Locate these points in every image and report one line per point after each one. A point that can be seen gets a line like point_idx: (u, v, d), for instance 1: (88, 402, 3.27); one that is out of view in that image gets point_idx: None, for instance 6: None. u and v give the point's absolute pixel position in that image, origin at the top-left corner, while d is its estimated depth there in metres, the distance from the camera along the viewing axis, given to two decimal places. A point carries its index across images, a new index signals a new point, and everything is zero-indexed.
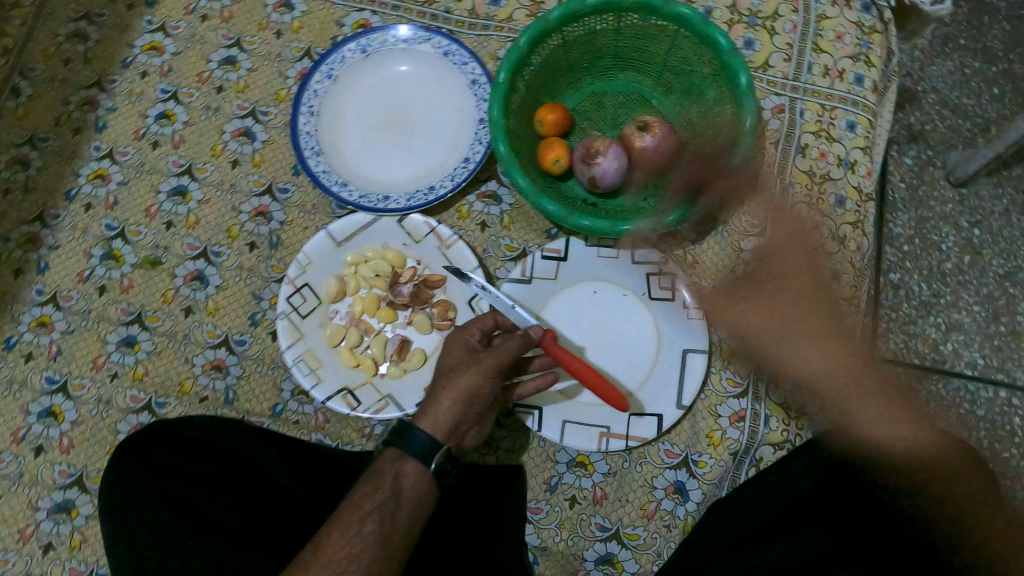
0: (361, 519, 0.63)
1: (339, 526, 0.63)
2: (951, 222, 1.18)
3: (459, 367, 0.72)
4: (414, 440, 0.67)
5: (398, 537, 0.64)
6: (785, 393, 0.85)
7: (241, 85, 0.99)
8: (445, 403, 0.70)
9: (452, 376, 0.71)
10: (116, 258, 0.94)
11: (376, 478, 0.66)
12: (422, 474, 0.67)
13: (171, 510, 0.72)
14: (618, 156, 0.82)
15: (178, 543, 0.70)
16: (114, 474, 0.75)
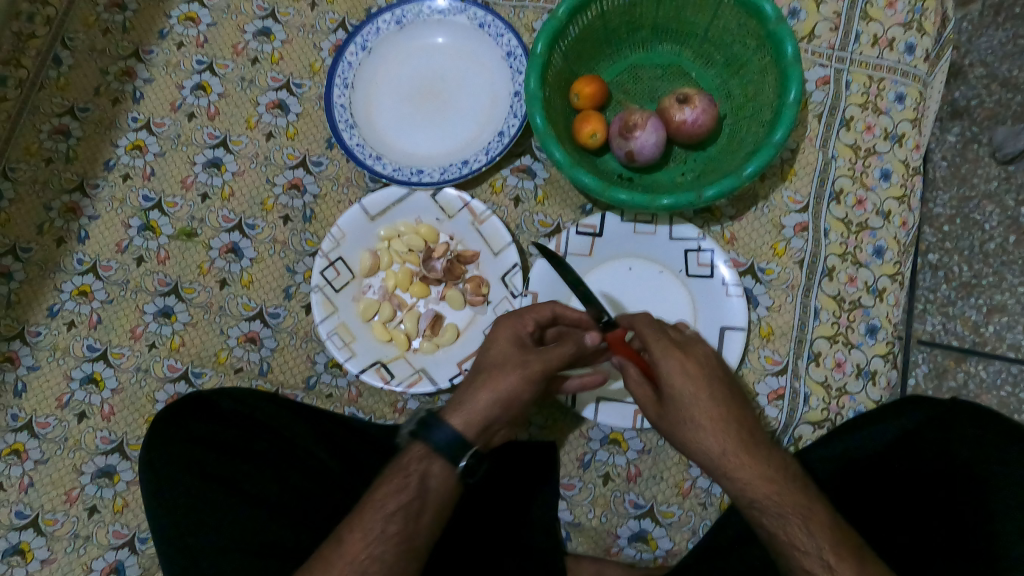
0: (385, 518, 0.61)
1: (361, 524, 0.61)
2: (995, 201, 1.11)
3: (504, 364, 0.70)
4: (440, 436, 0.65)
5: (420, 538, 0.62)
6: (826, 371, 0.82)
7: (275, 56, 0.99)
8: (483, 402, 0.68)
9: (498, 374, 0.69)
10: (153, 230, 0.95)
11: (402, 476, 0.64)
12: (449, 473, 0.65)
13: (213, 487, 0.74)
14: (656, 129, 0.80)
15: (223, 521, 0.72)
16: (153, 451, 0.75)
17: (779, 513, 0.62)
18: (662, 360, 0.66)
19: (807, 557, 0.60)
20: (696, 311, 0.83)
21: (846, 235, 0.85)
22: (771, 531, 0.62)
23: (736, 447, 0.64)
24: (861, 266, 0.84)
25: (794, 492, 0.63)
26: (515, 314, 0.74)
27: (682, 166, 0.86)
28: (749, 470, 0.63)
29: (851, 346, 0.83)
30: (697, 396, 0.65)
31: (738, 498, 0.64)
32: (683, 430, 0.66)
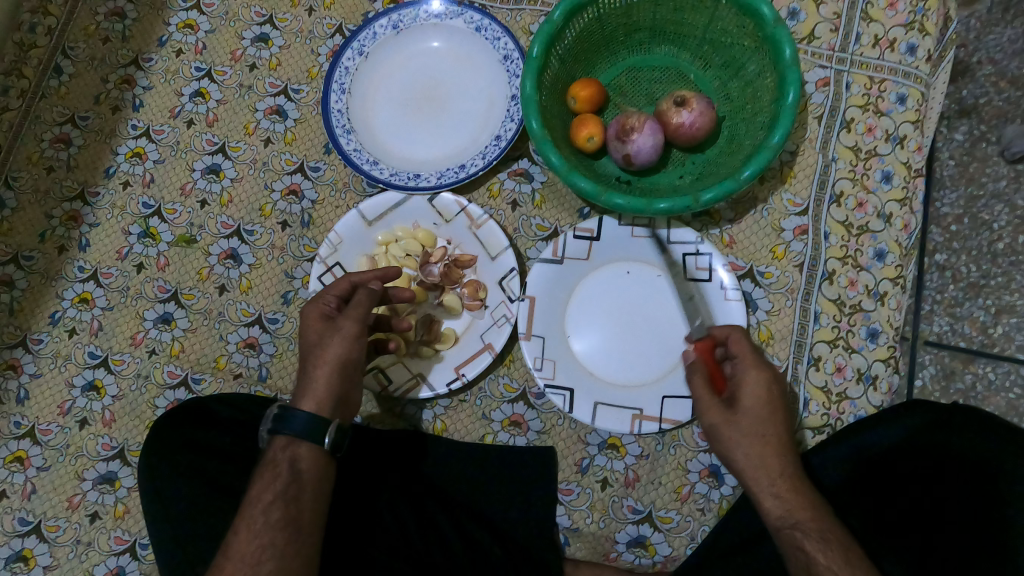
0: (264, 509, 0.64)
1: (246, 523, 0.64)
2: (1004, 200, 1.11)
3: (322, 340, 0.72)
4: (295, 422, 0.68)
5: (307, 517, 0.66)
6: (826, 376, 0.82)
7: (274, 62, 0.99)
8: (322, 377, 0.70)
9: (319, 352, 0.71)
10: (153, 236, 0.95)
11: (272, 467, 0.67)
12: (317, 452, 0.69)
13: (204, 487, 0.73)
14: (653, 132, 0.80)
15: (212, 520, 0.71)
16: (150, 448, 0.76)
17: (823, 537, 0.62)
18: (750, 379, 0.69)
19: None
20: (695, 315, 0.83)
21: (847, 237, 0.84)
22: (810, 553, 0.62)
23: (792, 473, 0.67)
24: (862, 269, 0.83)
25: (833, 525, 0.64)
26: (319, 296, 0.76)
27: (681, 169, 0.86)
28: (800, 494, 0.66)
29: (852, 350, 0.82)
30: (773, 417, 0.68)
31: (780, 518, 0.65)
32: (747, 448, 0.68)
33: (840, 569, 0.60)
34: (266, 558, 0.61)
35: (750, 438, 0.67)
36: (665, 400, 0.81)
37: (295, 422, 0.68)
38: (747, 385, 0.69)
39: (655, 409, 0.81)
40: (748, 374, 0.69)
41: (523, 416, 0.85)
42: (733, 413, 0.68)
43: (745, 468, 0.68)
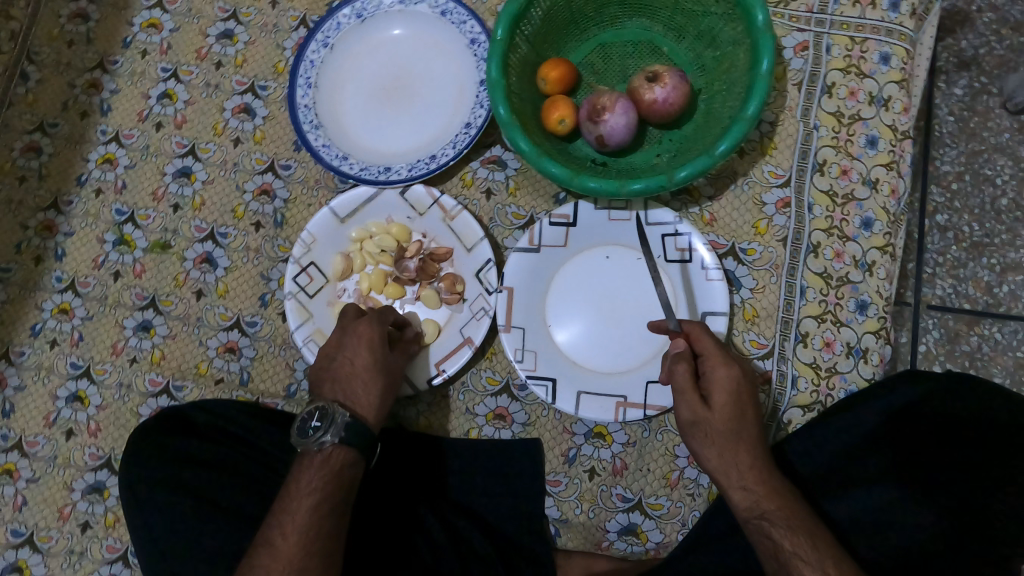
0: (320, 517, 0.66)
1: (293, 527, 0.65)
2: (1008, 153, 1.15)
3: (397, 367, 0.77)
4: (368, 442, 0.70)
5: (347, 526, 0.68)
6: (814, 353, 0.79)
7: (239, 59, 0.96)
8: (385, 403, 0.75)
9: (392, 378, 0.76)
10: (128, 243, 0.94)
11: (326, 474, 0.67)
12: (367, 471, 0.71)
13: (195, 500, 0.73)
14: (625, 110, 0.77)
15: (206, 534, 0.71)
16: (135, 470, 0.75)
17: (790, 525, 0.63)
18: (720, 372, 0.68)
19: (807, 567, 0.60)
20: (678, 296, 0.80)
21: (831, 208, 0.81)
22: (777, 541, 0.62)
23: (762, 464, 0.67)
24: (848, 240, 0.81)
25: (800, 510, 0.65)
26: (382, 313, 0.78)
27: (658, 147, 0.83)
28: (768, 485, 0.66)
29: (841, 324, 0.79)
30: (742, 411, 0.68)
31: (748, 509, 0.65)
32: (717, 441, 0.67)
33: (805, 557, 0.60)
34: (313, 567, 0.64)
35: (721, 430, 0.67)
36: (649, 386, 0.79)
37: (364, 438, 0.69)
38: (716, 378, 0.68)
39: (640, 396, 0.79)
40: (715, 366, 0.68)
41: (508, 409, 0.84)
42: (706, 409, 0.68)
43: (714, 460, 0.67)
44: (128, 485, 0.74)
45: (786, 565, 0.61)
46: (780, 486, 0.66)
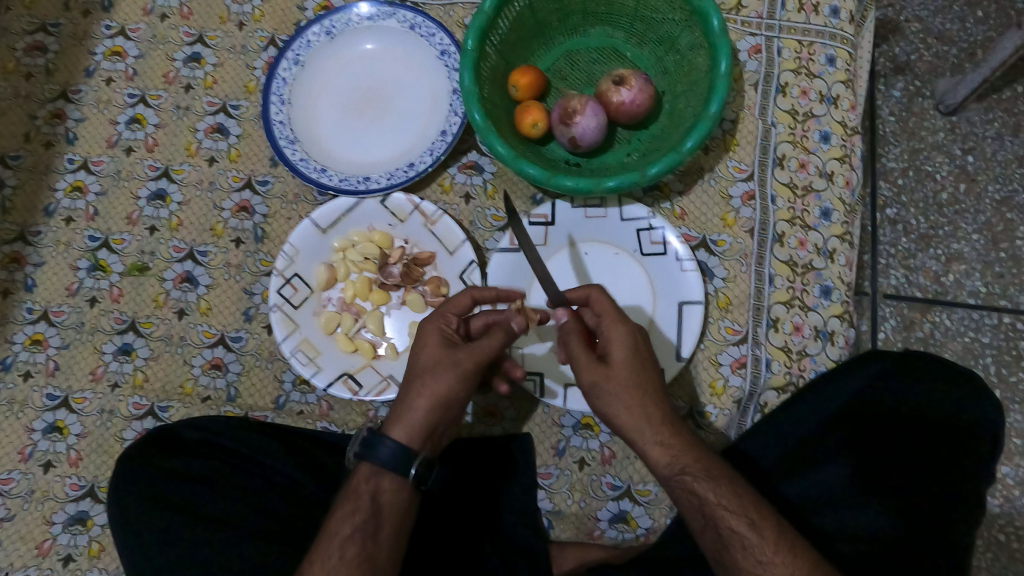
0: (343, 543, 0.65)
1: (321, 554, 0.65)
2: (944, 151, 1.23)
3: (434, 368, 0.72)
4: (390, 455, 0.68)
5: (382, 552, 0.66)
6: (785, 336, 0.83)
7: (209, 81, 0.98)
8: (422, 409, 0.71)
9: (428, 379, 0.71)
10: (103, 269, 0.93)
11: (353, 500, 0.68)
12: (399, 487, 0.69)
13: (197, 517, 0.72)
14: (595, 112, 0.81)
15: (215, 551, 0.70)
16: (123, 495, 0.73)
17: (709, 476, 0.66)
18: (618, 330, 0.69)
19: (732, 515, 0.64)
20: (655, 287, 0.84)
21: (793, 199, 0.86)
22: (702, 495, 0.65)
23: (671, 418, 0.68)
24: (810, 229, 0.86)
25: (716, 460, 0.68)
26: (438, 313, 0.76)
27: (627, 147, 0.87)
28: (681, 439, 0.67)
29: (808, 308, 0.84)
30: (641, 366, 0.68)
31: (668, 466, 0.66)
32: (622, 399, 0.67)
33: (728, 503, 0.64)
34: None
35: (624, 387, 0.67)
36: None
37: (391, 457, 0.68)
38: (615, 337, 0.69)
39: None
40: (614, 323, 0.69)
41: (497, 406, 0.86)
42: (605, 369, 0.68)
43: (624, 419, 0.68)
44: (117, 512, 0.73)
45: (712, 516, 0.64)
46: (689, 436, 0.68)
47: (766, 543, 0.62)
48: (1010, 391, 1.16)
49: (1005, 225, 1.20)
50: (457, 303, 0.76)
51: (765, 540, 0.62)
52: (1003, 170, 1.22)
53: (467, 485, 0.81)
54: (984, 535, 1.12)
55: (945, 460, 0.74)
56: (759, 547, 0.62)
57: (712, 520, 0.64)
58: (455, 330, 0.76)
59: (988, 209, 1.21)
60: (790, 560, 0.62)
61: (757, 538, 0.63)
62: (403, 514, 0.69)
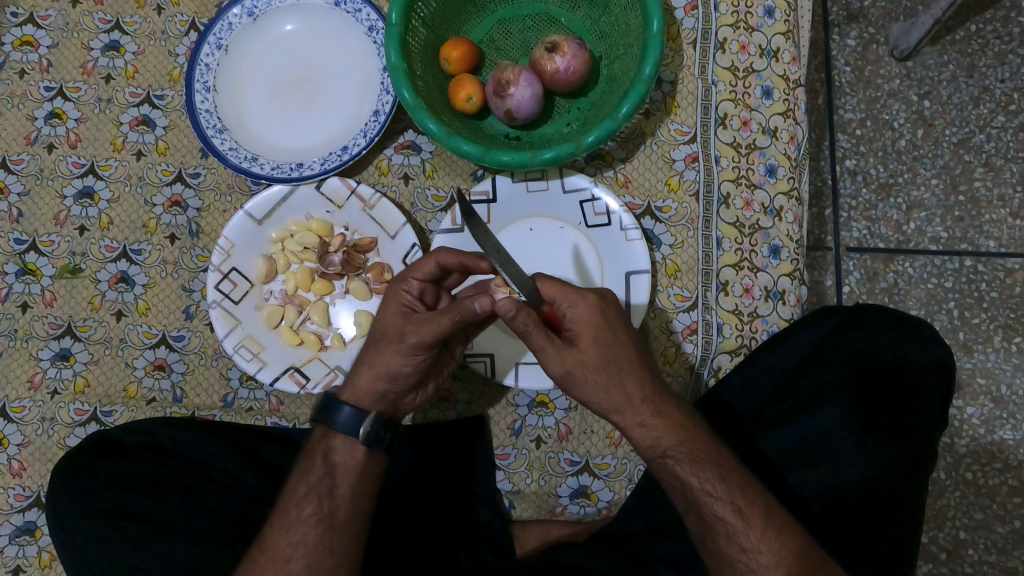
0: (299, 502, 0.65)
1: (280, 517, 0.66)
2: (900, 98, 1.22)
3: (382, 340, 0.68)
4: (341, 417, 0.67)
5: (343, 511, 0.66)
6: (735, 300, 0.82)
7: (130, 70, 0.93)
8: (365, 377, 0.68)
9: (376, 351, 0.68)
10: (34, 272, 0.90)
11: (309, 459, 0.68)
12: (352, 445, 0.67)
13: (141, 524, 0.70)
14: (529, 83, 0.77)
15: (161, 557, 0.68)
16: (62, 512, 0.72)
17: (693, 460, 0.64)
18: (580, 310, 0.63)
19: (717, 500, 0.63)
20: (601, 259, 0.83)
21: (737, 159, 0.85)
22: (685, 479, 0.64)
23: (653, 396, 0.65)
24: (755, 188, 0.84)
25: (703, 439, 0.65)
26: (400, 279, 0.71)
27: (567, 117, 0.84)
28: (664, 419, 0.65)
29: (757, 269, 0.83)
30: (613, 343, 0.64)
31: (650, 448, 0.65)
32: (598, 382, 0.64)
33: (714, 489, 0.63)
34: (296, 556, 0.63)
35: (596, 369, 0.63)
36: None
37: (346, 423, 0.67)
38: (579, 317, 0.63)
39: None
40: (576, 300, 0.64)
41: (450, 391, 0.84)
42: (577, 354, 0.63)
43: (605, 403, 0.64)
44: (58, 531, 0.71)
45: (697, 501, 0.63)
46: (678, 414, 0.65)
47: (752, 529, 0.61)
48: (973, 334, 1.16)
49: (963, 168, 1.20)
50: (419, 267, 0.71)
51: (751, 526, 0.62)
52: (959, 113, 1.20)
53: (430, 470, 0.80)
54: (953, 475, 1.13)
55: (900, 410, 0.73)
56: (744, 534, 0.61)
57: (697, 505, 0.64)
58: (417, 295, 0.71)
59: (946, 152, 1.20)
60: (777, 546, 0.61)
61: (743, 524, 0.62)
62: (360, 473, 0.67)
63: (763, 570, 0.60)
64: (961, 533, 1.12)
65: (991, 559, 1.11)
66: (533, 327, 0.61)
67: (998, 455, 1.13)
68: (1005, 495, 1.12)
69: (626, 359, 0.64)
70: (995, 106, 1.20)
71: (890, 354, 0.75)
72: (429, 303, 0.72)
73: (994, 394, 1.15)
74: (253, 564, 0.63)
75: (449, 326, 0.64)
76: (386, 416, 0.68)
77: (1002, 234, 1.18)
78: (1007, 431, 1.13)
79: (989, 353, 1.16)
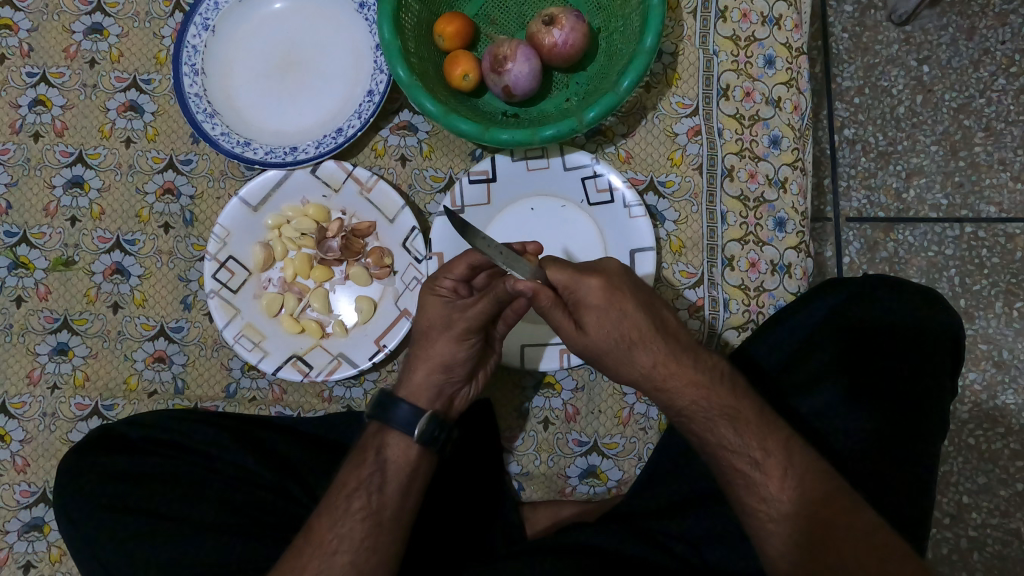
0: (348, 495, 0.65)
1: (329, 506, 0.64)
2: (899, 64, 1.20)
3: (430, 332, 0.68)
4: (398, 415, 0.67)
5: (390, 508, 0.65)
6: (741, 274, 0.82)
7: (114, 54, 0.90)
8: (421, 373, 0.68)
9: (426, 342, 0.68)
10: (25, 265, 0.88)
11: (362, 452, 0.67)
12: (406, 444, 0.67)
13: (153, 518, 0.70)
14: (527, 58, 0.75)
15: (175, 549, 0.68)
16: (71, 508, 0.71)
17: (709, 415, 0.64)
18: (584, 290, 0.62)
19: (735, 454, 0.63)
20: (604, 238, 0.82)
21: (740, 131, 0.83)
22: (702, 435, 0.65)
23: (667, 359, 0.64)
24: (759, 159, 0.83)
25: (721, 393, 0.64)
26: (433, 278, 0.69)
27: (566, 92, 0.82)
28: (677, 379, 0.64)
29: (762, 243, 0.82)
30: (624, 316, 0.63)
31: (668, 407, 0.66)
32: (614, 356, 0.65)
33: (732, 442, 0.63)
34: (343, 549, 0.62)
35: (611, 345, 0.64)
36: None
37: (405, 421, 0.67)
38: (583, 297, 0.63)
39: None
40: (578, 281, 0.63)
41: None
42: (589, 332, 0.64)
43: (623, 372, 0.66)
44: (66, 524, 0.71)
45: (715, 454, 0.64)
46: (694, 367, 0.65)
47: (771, 480, 0.61)
48: (975, 300, 1.16)
49: (963, 133, 1.18)
50: (450, 266, 0.68)
51: (771, 477, 0.61)
52: (959, 77, 1.19)
53: (467, 470, 0.79)
54: (955, 441, 1.13)
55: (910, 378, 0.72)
56: (764, 485, 0.61)
57: (715, 459, 0.65)
58: (454, 290, 0.68)
59: (945, 118, 1.18)
60: (797, 494, 0.61)
61: (762, 476, 0.62)
62: (412, 473, 0.67)
63: (782, 518, 0.61)
64: (964, 498, 1.12)
65: (993, 521, 1.11)
66: (550, 308, 0.62)
67: (1000, 420, 1.13)
68: (1007, 458, 1.13)
69: (638, 331, 0.63)
70: (996, 69, 1.18)
71: (896, 320, 0.74)
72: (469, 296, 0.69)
73: (995, 359, 1.15)
74: (297, 554, 0.62)
75: (493, 307, 0.64)
76: (441, 416, 0.67)
77: (1003, 198, 1.17)
78: (1009, 395, 1.13)
79: (991, 319, 1.15)
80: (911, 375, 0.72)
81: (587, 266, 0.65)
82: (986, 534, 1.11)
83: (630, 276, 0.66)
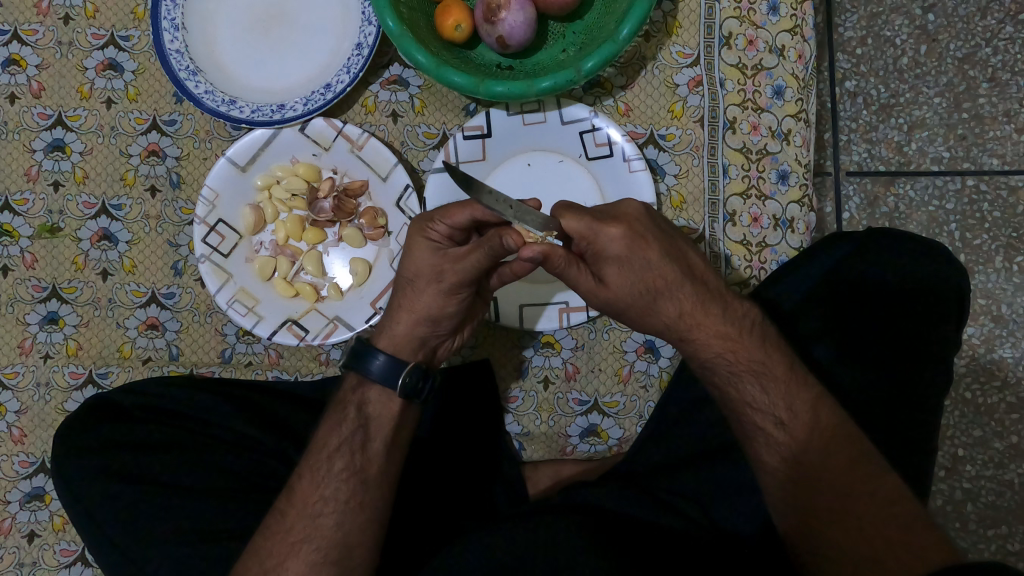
0: (331, 455, 0.63)
1: (310, 467, 0.63)
2: (903, 13, 1.16)
3: (416, 281, 0.65)
4: (375, 366, 0.65)
5: (377, 465, 0.64)
6: (743, 230, 0.80)
7: (90, 9, 0.86)
8: (405, 324, 0.66)
9: (412, 293, 0.65)
10: (10, 233, 0.86)
11: (342, 411, 0.66)
12: (388, 398, 0.66)
13: (151, 486, 0.69)
14: (522, 6, 0.72)
15: (188, 517, 0.67)
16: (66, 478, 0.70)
17: (732, 369, 0.63)
18: (606, 240, 0.59)
19: (758, 412, 0.63)
20: (604, 194, 0.80)
21: (742, 81, 0.81)
22: (723, 390, 0.65)
23: (691, 309, 0.63)
24: (762, 111, 0.80)
25: (749, 356, 0.63)
26: (427, 218, 0.64)
27: (562, 43, 0.79)
28: (699, 337, 0.63)
29: (765, 197, 0.80)
30: (651, 262, 0.61)
31: (693, 355, 0.65)
32: (640, 308, 0.63)
33: (755, 400, 0.63)
34: (328, 511, 0.61)
35: (635, 300, 0.62)
36: None
37: (386, 373, 0.65)
38: (604, 249, 0.59)
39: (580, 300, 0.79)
40: (600, 234, 0.59)
41: None
42: (612, 284, 0.61)
43: (647, 324, 0.65)
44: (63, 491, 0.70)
45: (737, 409, 0.64)
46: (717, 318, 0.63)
47: (793, 442, 0.61)
48: (976, 255, 1.15)
49: (967, 85, 1.15)
50: (449, 213, 0.62)
51: (794, 439, 0.61)
52: (964, 25, 1.15)
53: (450, 424, 0.78)
54: (953, 395, 1.13)
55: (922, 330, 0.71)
56: (786, 445, 0.61)
57: (736, 413, 0.64)
58: (446, 235, 0.64)
59: (949, 68, 1.15)
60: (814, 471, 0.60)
61: (785, 437, 0.62)
62: (394, 422, 0.66)
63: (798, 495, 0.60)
64: (959, 451, 1.13)
65: (988, 473, 1.12)
66: (564, 266, 0.60)
67: (997, 373, 1.13)
68: (1004, 411, 1.13)
69: (662, 281, 0.61)
70: (1003, 17, 1.15)
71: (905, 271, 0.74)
72: (460, 241, 0.65)
73: (993, 313, 1.14)
74: (281, 517, 0.62)
75: (485, 259, 0.61)
76: (423, 366, 0.66)
77: (1006, 150, 1.15)
78: (1006, 349, 1.13)
79: (991, 275, 1.14)
80: (917, 334, 0.71)
81: (607, 214, 0.61)
82: (980, 485, 1.12)
83: (651, 217, 0.63)
